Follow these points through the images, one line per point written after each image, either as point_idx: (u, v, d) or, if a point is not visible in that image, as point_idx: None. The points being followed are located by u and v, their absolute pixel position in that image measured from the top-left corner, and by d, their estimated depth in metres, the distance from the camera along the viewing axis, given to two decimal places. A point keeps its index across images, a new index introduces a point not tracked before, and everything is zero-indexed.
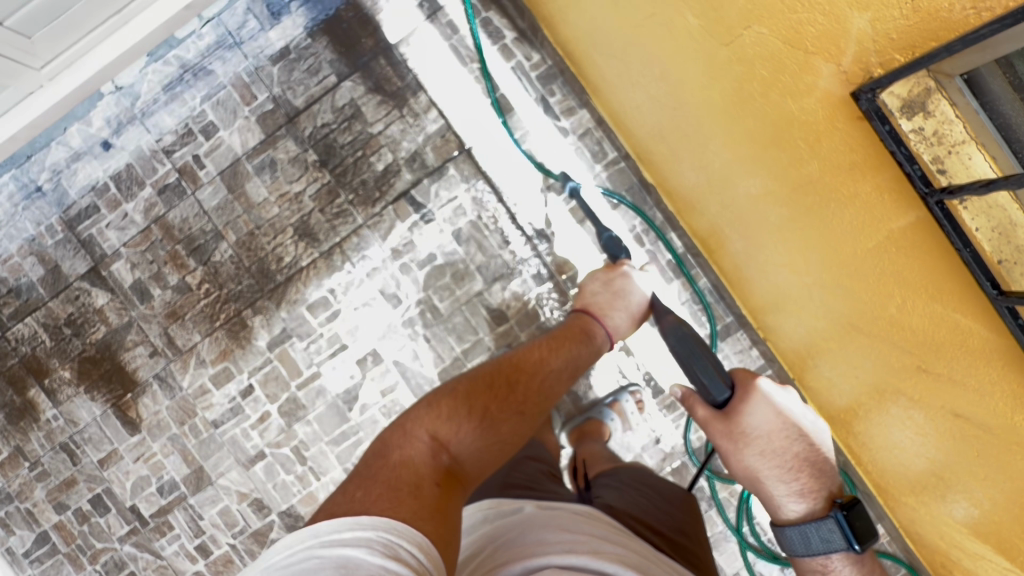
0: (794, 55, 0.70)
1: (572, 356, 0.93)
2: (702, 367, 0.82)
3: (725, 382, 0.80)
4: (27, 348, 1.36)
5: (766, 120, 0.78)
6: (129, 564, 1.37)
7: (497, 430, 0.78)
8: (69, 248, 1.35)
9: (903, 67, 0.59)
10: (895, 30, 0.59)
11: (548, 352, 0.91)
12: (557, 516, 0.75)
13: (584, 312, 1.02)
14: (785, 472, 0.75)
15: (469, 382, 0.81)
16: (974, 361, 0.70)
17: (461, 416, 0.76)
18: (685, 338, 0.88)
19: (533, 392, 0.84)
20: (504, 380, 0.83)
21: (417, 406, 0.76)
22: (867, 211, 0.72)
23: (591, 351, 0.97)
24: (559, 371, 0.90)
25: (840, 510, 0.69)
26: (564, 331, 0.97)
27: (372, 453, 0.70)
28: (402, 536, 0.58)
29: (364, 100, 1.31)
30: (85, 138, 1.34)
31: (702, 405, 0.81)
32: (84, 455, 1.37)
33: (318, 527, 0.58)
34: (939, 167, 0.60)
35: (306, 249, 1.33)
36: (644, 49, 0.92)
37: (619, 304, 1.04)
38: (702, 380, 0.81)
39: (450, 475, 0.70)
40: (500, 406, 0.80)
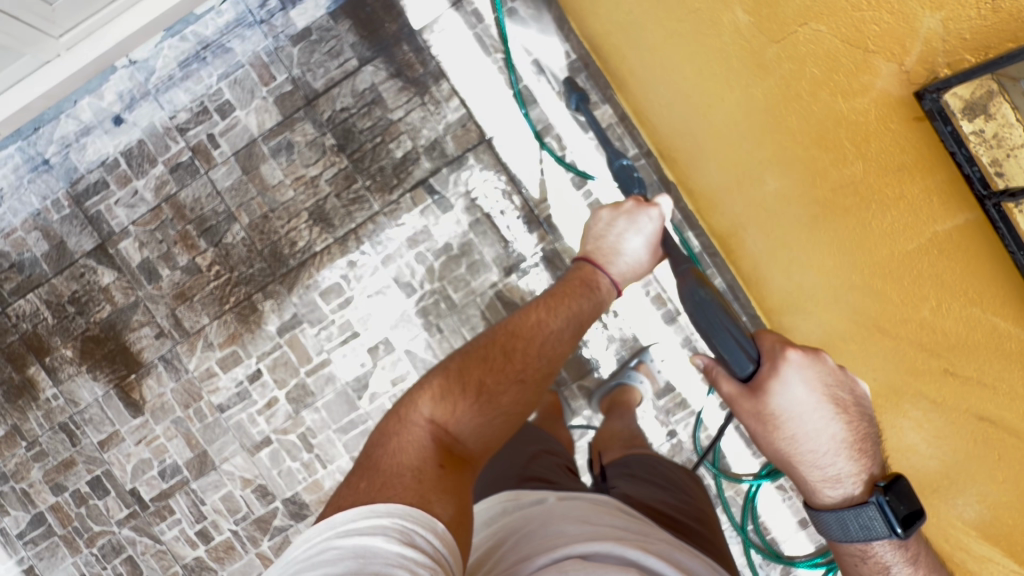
0: (853, 54, 0.70)
1: (574, 312, 0.85)
2: (722, 340, 0.78)
3: (750, 357, 0.77)
4: (28, 324, 1.33)
5: (808, 119, 0.78)
6: (127, 548, 1.35)
7: (496, 402, 0.75)
8: (75, 224, 1.32)
9: (974, 68, 0.60)
10: (968, 30, 0.60)
11: (546, 313, 0.84)
12: (577, 507, 0.75)
13: (586, 261, 0.92)
14: (820, 457, 0.74)
15: (463, 358, 0.77)
16: (1008, 366, 0.69)
17: (455, 394, 0.73)
18: (705, 304, 0.82)
19: (531, 356, 0.80)
20: (499, 350, 0.78)
21: (413, 390, 0.74)
22: (912, 212, 0.72)
23: (594, 303, 0.89)
24: (560, 331, 0.83)
25: (880, 495, 0.69)
26: (562, 286, 0.89)
27: (371, 444, 0.69)
28: (415, 521, 0.58)
29: (385, 86, 1.29)
30: (96, 112, 1.30)
31: (727, 379, 0.79)
32: (84, 435, 1.34)
33: (334, 519, 0.57)
34: (997, 169, 0.61)
35: (320, 234, 1.31)
36: (684, 44, 0.92)
37: (623, 250, 0.91)
38: (723, 353, 0.78)
39: (452, 454, 0.69)
40: (498, 378, 0.76)
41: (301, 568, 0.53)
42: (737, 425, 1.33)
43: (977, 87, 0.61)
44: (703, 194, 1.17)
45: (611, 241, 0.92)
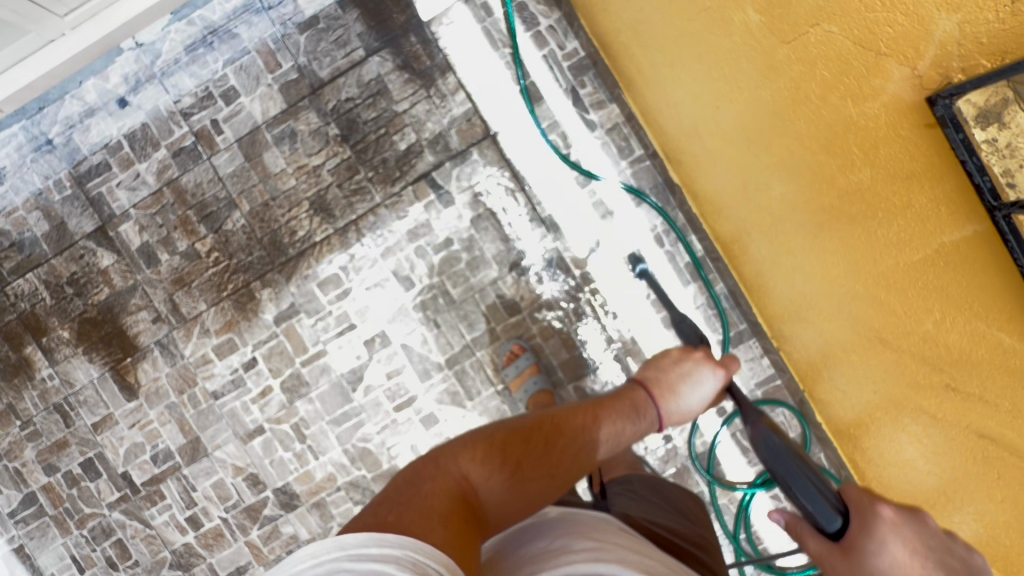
0: (864, 57, 0.67)
1: (617, 433, 0.79)
2: (802, 488, 0.63)
3: (835, 506, 0.62)
4: (27, 304, 1.33)
5: (818, 125, 0.76)
6: (117, 531, 1.35)
7: (523, 489, 0.72)
8: (77, 205, 1.31)
9: (986, 73, 0.55)
10: (986, 34, 0.55)
11: (594, 420, 0.79)
12: (580, 521, 0.74)
13: (641, 388, 0.82)
14: None
15: (507, 433, 0.75)
16: (1010, 384, 0.68)
17: (493, 464, 0.71)
18: (781, 453, 0.65)
19: (570, 459, 0.75)
20: (541, 439, 0.75)
21: (454, 442, 0.74)
22: (919, 222, 0.70)
23: (636, 431, 0.81)
24: (599, 444, 0.78)
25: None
26: (615, 402, 0.81)
27: (404, 481, 0.68)
28: (429, 554, 0.57)
29: (391, 77, 1.28)
30: (101, 93, 1.30)
31: (812, 535, 0.63)
32: (77, 417, 1.34)
33: (344, 539, 0.56)
34: (1008, 180, 0.56)
35: (320, 224, 1.30)
36: (695, 43, 0.90)
37: (683, 393, 0.82)
38: (806, 505, 0.63)
39: (475, 513, 0.67)
40: (533, 464, 0.73)
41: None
42: (733, 433, 1.31)
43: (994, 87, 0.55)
44: (708, 198, 1.16)
45: (672, 379, 0.84)
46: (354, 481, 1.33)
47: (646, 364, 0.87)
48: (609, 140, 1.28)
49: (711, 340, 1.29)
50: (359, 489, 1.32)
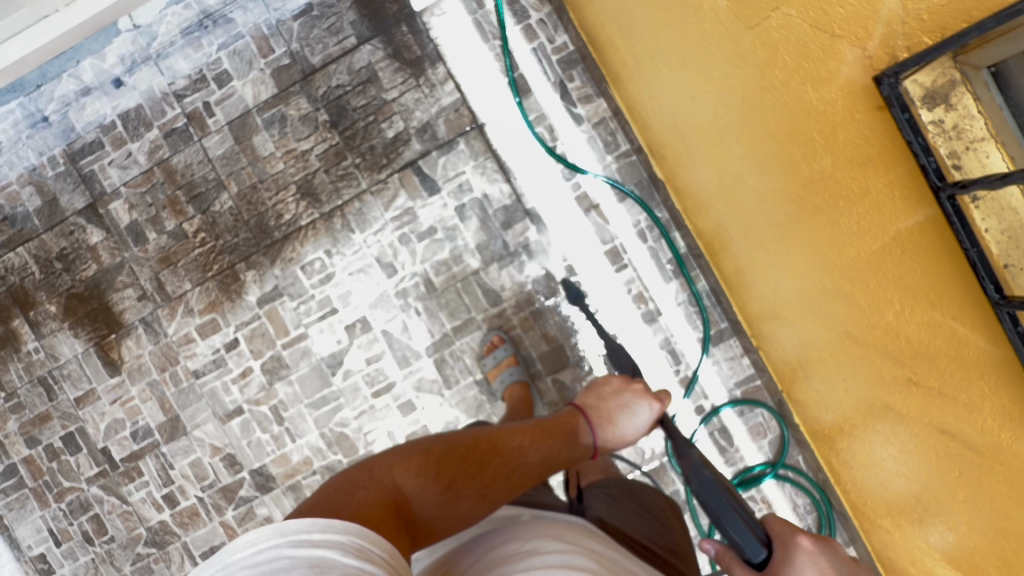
0: (821, 39, 0.66)
1: (553, 455, 0.80)
2: (730, 522, 0.64)
3: (761, 538, 0.63)
4: (16, 278, 1.35)
5: (785, 110, 0.74)
6: (94, 506, 1.36)
7: (452, 506, 0.71)
8: (69, 181, 1.34)
9: (928, 49, 0.54)
10: (927, 11, 0.54)
11: (529, 441, 0.80)
12: (554, 526, 0.72)
13: (581, 412, 0.87)
14: None
15: (444, 448, 0.76)
16: (969, 375, 0.64)
17: (427, 476, 0.71)
18: (709, 484, 0.67)
19: (502, 478, 0.75)
20: (477, 456, 0.76)
21: (393, 453, 0.74)
22: (878, 208, 0.67)
23: (573, 456, 0.83)
24: (533, 466, 0.78)
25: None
26: (552, 424, 0.84)
27: (336, 488, 0.66)
28: (372, 541, 0.55)
29: (381, 65, 1.29)
30: (97, 73, 1.32)
31: (740, 566, 0.63)
32: (61, 391, 1.35)
33: (285, 525, 0.52)
34: (954, 162, 0.56)
35: (307, 208, 1.31)
36: (671, 32, 0.90)
37: (620, 421, 0.87)
38: (734, 538, 0.63)
39: (404, 524, 0.66)
40: (467, 480, 0.73)
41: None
42: (711, 432, 1.30)
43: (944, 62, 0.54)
44: (691, 195, 1.15)
45: (611, 407, 0.88)
46: (329, 465, 1.33)
47: (589, 391, 0.92)
48: (595, 135, 1.29)
49: (692, 337, 1.29)
50: (335, 473, 1.33)
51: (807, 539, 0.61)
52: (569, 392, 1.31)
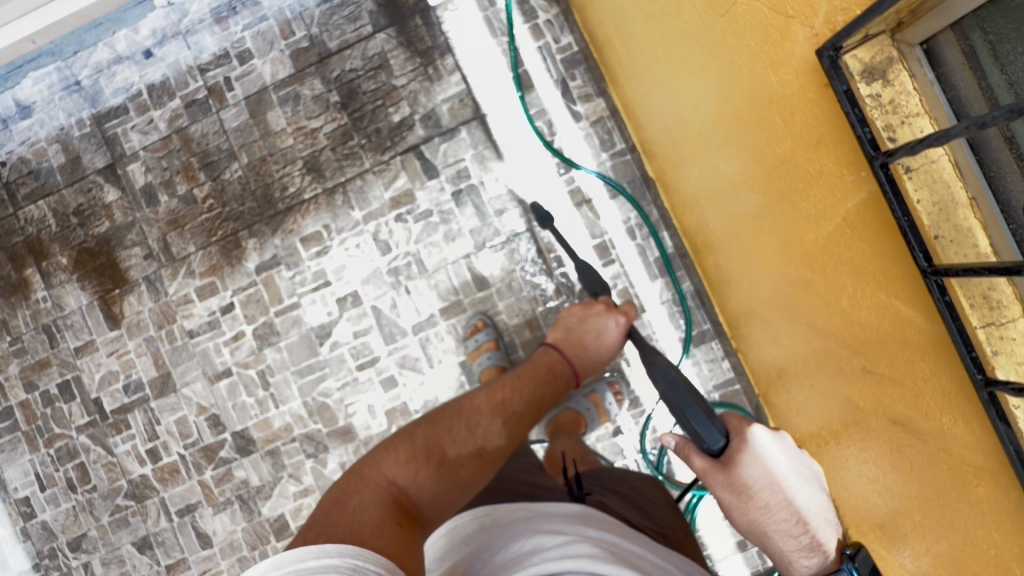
0: (777, 22, 0.60)
1: (537, 398, 0.83)
2: (694, 414, 0.65)
3: (721, 430, 0.65)
4: (34, 229, 1.42)
5: (752, 95, 0.70)
6: (81, 454, 1.40)
7: (456, 475, 0.74)
8: (93, 142, 1.42)
9: (861, 17, 0.48)
10: None
11: (510, 393, 0.81)
12: (553, 520, 0.70)
13: (552, 348, 0.90)
14: (798, 529, 0.64)
15: (428, 426, 0.77)
16: (911, 356, 0.62)
17: (419, 460, 0.73)
18: (676, 385, 0.67)
19: (494, 435, 0.77)
20: (463, 424, 0.77)
21: (378, 450, 0.75)
22: (830, 189, 0.63)
23: (557, 392, 0.86)
24: (522, 414, 0.80)
25: (849, 561, 0.60)
26: (529, 369, 0.86)
27: (330, 501, 0.66)
28: (369, 560, 0.55)
29: (393, 54, 1.36)
30: (130, 44, 1.41)
31: (698, 453, 0.67)
32: (63, 340, 1.41)
33: (280, 558, 0.51)
34: (890, 135, 0.50)
35: (311, 182, 1.37)
36: (658, 24, 0.90)
37: (590, 343, 0.91)
38: (696, 429, 0.65)
39: (408, 515, 0.67)
40: (459, 450, 0.75)
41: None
42: None
43: (882, 27, 0.49)
44: (679, 194, 1.18)
45: (579, 334, 0.92)
46: (309, 434, 1.36)
47: (556, 328, 0.95)
48: (592, 132, 1.33)
49: (674, 337, 1.30)
50: (313, 442, 1.36)
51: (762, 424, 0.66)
52: None
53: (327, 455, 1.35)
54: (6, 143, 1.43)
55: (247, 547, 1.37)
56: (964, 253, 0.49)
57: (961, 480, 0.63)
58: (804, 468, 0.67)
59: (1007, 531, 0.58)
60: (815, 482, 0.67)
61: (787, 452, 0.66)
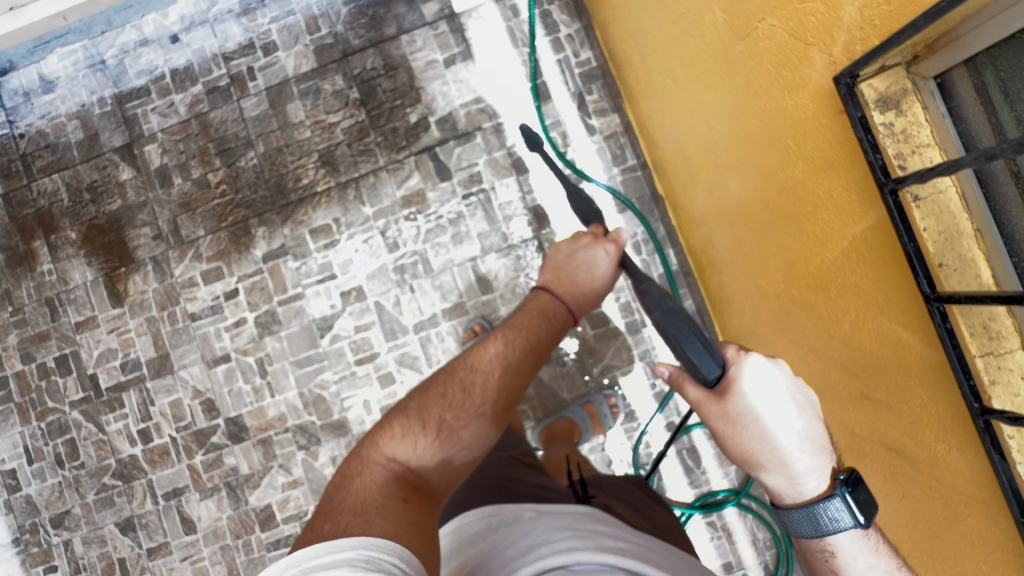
0: (796, 47, 0.60)
1: (532, 344, 0.83)
2: (691, 346, 0.65)
3: (717, 359, 0.64)
4: (46, 202, 1.43)
5: (767, 116, 0.71)
6: (72, 430, 1.40)
7: (456, 437, 0.76)
8: (112, 121, 1.43)
9: (876, 49, 0.49)
10: (879, 17, 0.49)
11: (502, 345, 0.81)
12: (561, 517, 0.70)
13: (543, 290, 0.88)
14: (788, 455, 0.63)
15: (421, 395, 0.79)
16: (909, 382, 0.63)
17: (416, 431, 0.75)
18: (672, 314, 0.68)
19: (491, 391, 0.79)
20: (458, 386, 0.79)
21: (376, 430, 0.77)
22: (837, 213, 0.64)
23: (553, 335, 0.86)
24: (518, 362, 0.81)
25: (842, 486, 0.62)
26: (520, 316, 0.86)
27: (333, 488, 0.70)
28: (381, 550, 0.57)
29: (416, 57, 1.39)
30: (157, 28, 1.43)
31: (692, 384, 0.67)
32: (64, 314, 1.41)
33: (297, 556, 0.56)
34: (899, 162, 0.52)
35: (324, 176, 1.39)
36: (677, 45, 0.91)
37: (580, 279, 0.89)
38: (690, 358, 0.65)
39: (416, 489, 0.71)
40: (457, 413, 0.77)
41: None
42: (679, 450, 1.31)
43: (899, 59, 0.51)
44: (686, 210, 1.19)
45: (568, 271, 0.90)
46: (302, 425, 1.36)
47: (544, 268, 0.92)
48: (604, 147, 1.36)
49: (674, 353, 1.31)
50: (306, 434, 1.35)
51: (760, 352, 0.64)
52: (549, 388, 1.34)
53: (318, 448, 1.35)
54: (26, 115, 1.45)
55: (231, 536, 1.36)
56: (966, 282, 0.51)
57: (953, 508, 0.63)
58: (801, 397, 0.64)
59: (996, 561, 0.58)
60: (813, 411, 0.64)
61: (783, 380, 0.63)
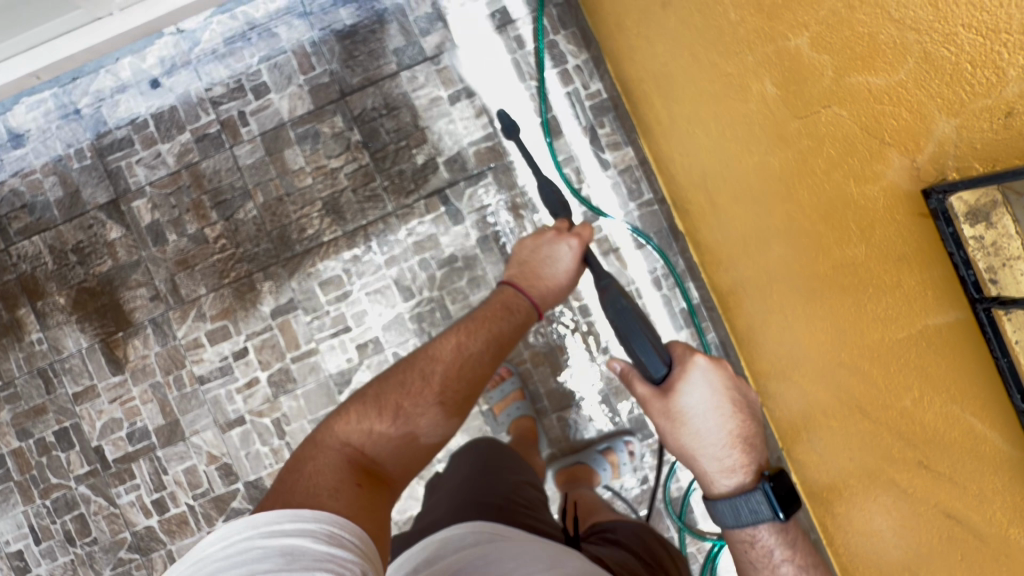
0: (869, 142, 0.59)
1: (493, 335, 0.85)
2: (640, 344, 0.77)
3: (662, 358, 0.76)
4: (28, 266, 1.34)
5: (823, 194, 0.70)
6: (80, 506, 1.33)
7: (413, 424, 0.79)
8: (94, 175, 1.33)
9: (977, 176, 0.47)
10: (981, 141, 0.48)
11: (465, 336, 0.84)
12: (549, 548, 0.73)
13: (507, 284, 0.91)
14: (717, 447, 0.74)
15: (381, 382, 0.81)
16: (982, 468, 0.63)
17: (372, 418, 0.77)
18: (625, 314, 0.79)
19: (450, 380, 0.81)
20: (416, 375, 0.81)
21: (332, 416, 0.79)
22: (907, 302, 0.64)
23: (517, 326, 0.88)
24: (479, 354, 0.84)
25: (765, 481, 0.70)
26: (484, 309, 0.88)
27: (286, 469, 0.72)
28: (343, 527, 0.62)
29: (418, 95, 1.32)
30: (136, 72, 1.33)
31: (640, 381, 0.78)
32: (60, 384, 1.33)
33: (256, 518, 0.59)
34: (991, 276, 0.50)
35: (330, 225, 1.32)
36: (708, 104, 0.89)
37: (545, 273, 0.92)
38: (639, 357, 0.77)
39: (368, 473, 0.73)
40: (415, 402, 0.79)
41: (221, 568, 0.54)
42: None
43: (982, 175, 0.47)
44: (710, 250, 1.18)
45: (533, 266, 0.93)
46: None
47: (510, 265, 0.96)
48: (619, 181, 1.32)
49: None
50: None
51: (701, 356, 0.76)
52: (575, 428, 1.33)
53: None
54: None
55: None
56: None
57: None
58: (734, 399, 0.76)
59: None
60: (743, 411, 0.76)
61: (718, 383, 0.75)
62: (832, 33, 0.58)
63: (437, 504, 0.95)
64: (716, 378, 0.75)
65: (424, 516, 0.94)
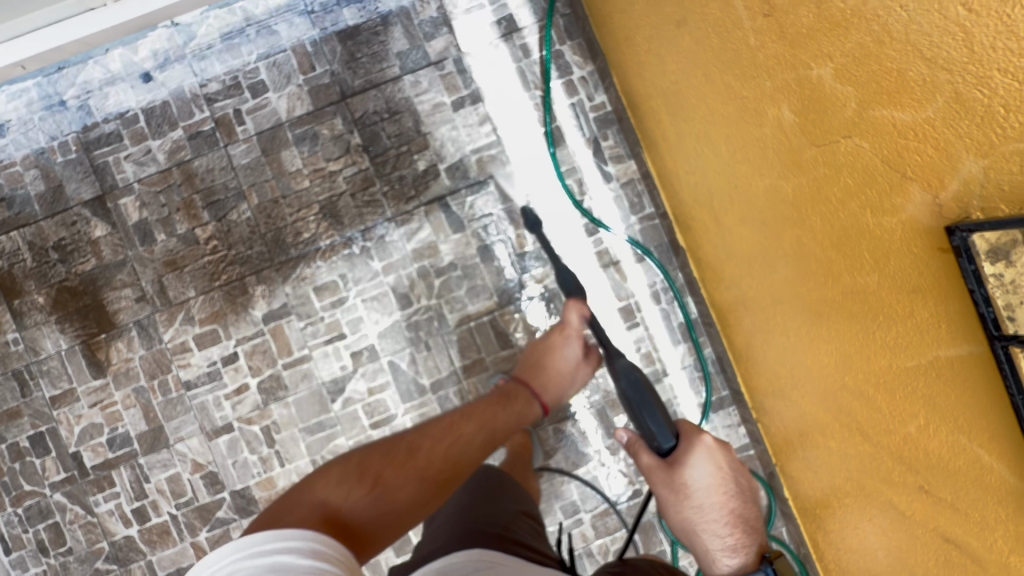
0: (889, 175, 0.62)
1: (489, 421, 0.85)
2: (651, 416, 0.86)
3: (671, 432, 0.84)
4: (5, 263, 1.28)
5: (836, 221, 0.71)
6: (55, 514, 1.27)
7: (392, 497, 0.73)
8: (79, 170, 1.28)
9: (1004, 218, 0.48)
10: (1009, 183, 0.49)
11: (461, 418, 0.83)
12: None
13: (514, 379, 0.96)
14: (719, 525, 0.78)
15: (367, 450, 0.77)
16: (986, 497, 0.64)
17: (351, 483, 0.72)
18: (638, 387, 0.91)
19: (437, 455, 0.77)
20: (405, 446, 0.77)
21: (312, 476, 0.74)
22: (917, 331, 0.66)
23: (516, 417, 0.89)
24: (470, 438, 0.81)
25: (767, 564, 0.75)
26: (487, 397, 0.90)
27: (259, 522, 0.66)
28: (329, 542, 0.63)
29: (421, 100, 1.30)
30: (126, 64, 1.28)
31: (647, 452, 0.85)
32: (36, 388, 1.27)
33: (242, 541, 0.61)
34: (1009, 314, 0.51)
35: (327, 229, 1.29)
36: (718, 126, 0.91)
37: (550, 366, 0.98)
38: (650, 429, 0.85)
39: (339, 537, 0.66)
40: (396, 472, 0.74)
41: None
42: None
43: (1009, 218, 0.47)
44: (711, 266, 1.19)
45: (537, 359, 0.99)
46: None
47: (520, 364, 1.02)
48: (621, 194, 1.32)
49: (694, 403, 1.29)
50: None
51: (709, 436, 0.83)
52: (571, 442, 1.32)
53: None
54: None
55: None
56: None
57: None
58: (735, 482, 0.81)
59: None
60: (744, 496, 0.81)
61: (723, 462, 0.82)
62: (859, 66, 0.60)
63: (435, 532, 0.93)
64: (721, 459, 0.82)
65: (424, 545, 0.92)
